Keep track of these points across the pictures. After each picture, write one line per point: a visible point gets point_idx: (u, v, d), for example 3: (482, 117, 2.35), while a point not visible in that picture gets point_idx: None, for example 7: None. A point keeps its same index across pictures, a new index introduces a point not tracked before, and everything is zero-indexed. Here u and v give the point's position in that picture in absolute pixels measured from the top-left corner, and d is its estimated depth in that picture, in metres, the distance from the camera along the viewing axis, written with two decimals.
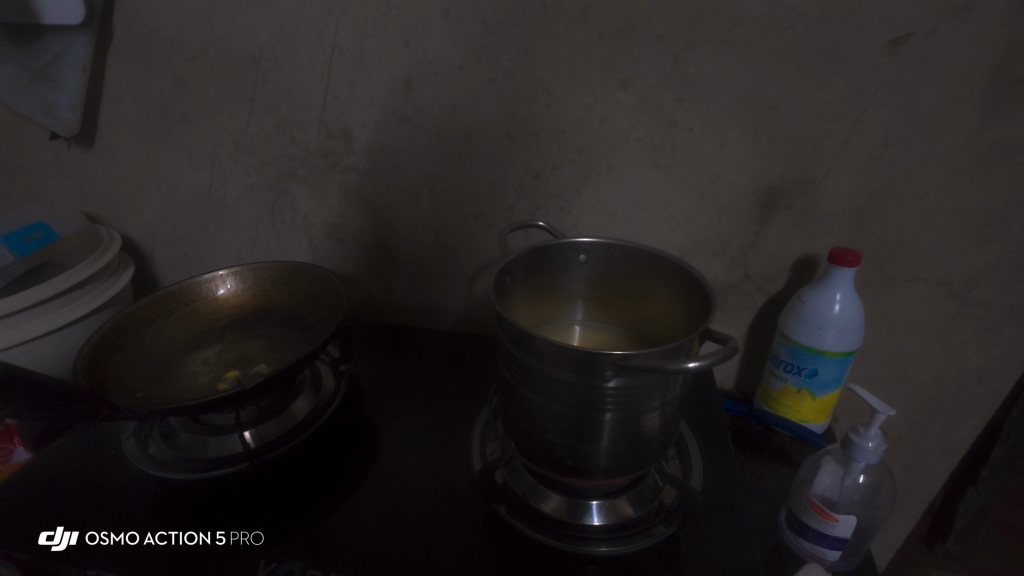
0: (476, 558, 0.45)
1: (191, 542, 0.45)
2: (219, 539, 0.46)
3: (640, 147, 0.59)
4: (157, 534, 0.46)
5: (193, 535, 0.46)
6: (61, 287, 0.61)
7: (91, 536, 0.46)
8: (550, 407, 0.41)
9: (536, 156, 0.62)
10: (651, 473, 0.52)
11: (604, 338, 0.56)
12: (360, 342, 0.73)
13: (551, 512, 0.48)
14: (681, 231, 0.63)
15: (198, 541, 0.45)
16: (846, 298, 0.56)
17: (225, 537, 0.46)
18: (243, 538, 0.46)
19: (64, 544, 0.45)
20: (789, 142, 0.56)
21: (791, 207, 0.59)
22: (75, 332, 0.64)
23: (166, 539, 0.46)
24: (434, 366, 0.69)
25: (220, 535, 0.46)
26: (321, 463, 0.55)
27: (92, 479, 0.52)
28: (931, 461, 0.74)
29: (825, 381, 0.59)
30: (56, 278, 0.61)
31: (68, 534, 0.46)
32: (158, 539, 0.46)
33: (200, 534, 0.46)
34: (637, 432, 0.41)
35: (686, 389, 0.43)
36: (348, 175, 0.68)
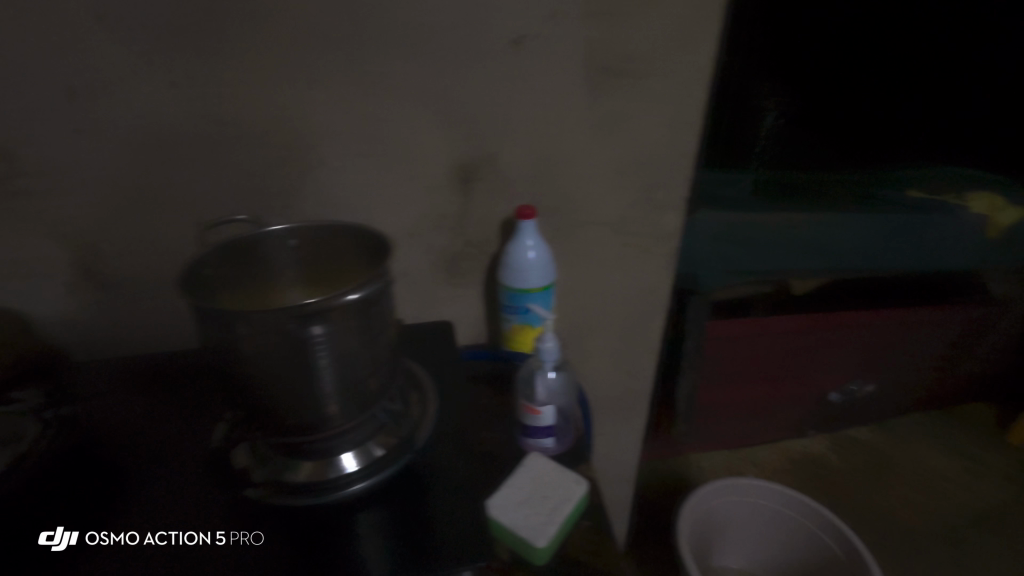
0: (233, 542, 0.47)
1: (191, 542, 0.47)
2: (220, 539, 0.47)
3: (344, 140, 0.65)
4: (156, 534, 0.47)
5: (193, 535, 0.47)
6: None
7: (91, 535, 0.47)
8: (266, 376, 0.44)
9: (244, 157, 0.63)
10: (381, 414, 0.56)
11: None
12: (58, 386, 0.63)
13: (306, 478, 0.51)
14: (405, 212, 0.71)
15: (198, 540, 0.47)
16: (536, 245, 0.71)
17: (225, 536, 0.47)
18: (243, 538, 0.47)
19: (65, 543, 0.47)
20: (468, 126, 0.68)
21: (485, 179, 0.72)
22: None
23: (166, 538, 0.47)
24: (160, 389, 0.64)
25: (219, 535, 0.47)
26: (32, 519, 0.49)
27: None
28: (642, 361, 0.96)
29: (537, 313, 0.73)
30: None
31: (68, 533, 0.47)
32: (158, 539, 0.47)
33: (199, 534, 0.47)
34: (357, 372, 0.47)
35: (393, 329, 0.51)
36: (24, 200, 0.60)
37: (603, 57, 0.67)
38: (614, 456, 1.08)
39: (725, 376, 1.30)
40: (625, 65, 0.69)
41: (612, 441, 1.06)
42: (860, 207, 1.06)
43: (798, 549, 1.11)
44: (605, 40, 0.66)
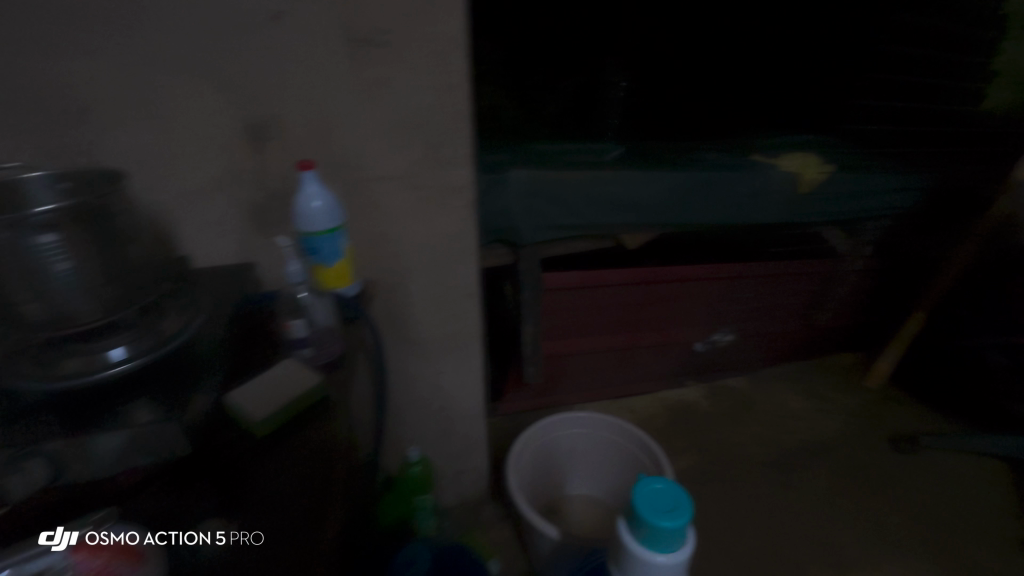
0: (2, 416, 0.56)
1: (191, 541, 0.54)
2: (220, 538, 0.54)
3: (130, 104, 0.76)
4: (157, 535, 0.53)
5: (193, 535, 0.54)
6: None
7: (90, 535, 0.48)
8: (6, 277, 0.57)
9: (41, 119, 0.74)
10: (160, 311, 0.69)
11: None
12: None
13: (66, 368, 0.61)
14: (202, 167, 0.82)
15: (198, 540, 0.54)
16: (320, 190, 0.81)
17: (225, 536, 0.55)
18: (243, 538, 0.56)
19: (64, 544, 0.47)
20: (245, 90, 0.79)
21: (271, 137, 0.83)
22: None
23: (166, 539, 0.53)
24: None
25: (219, 535, 0.55)
26: None
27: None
28: (463, 305, 1.08)
29: (329, 253, 0.82)
30: None
31: (66, 534, 0.48)
32: (160, 539, 0.53)
33: (200, 534, 0.54)
34: (91, 270, 0.61)
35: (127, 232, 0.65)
36: None
37: (358, 28, 0.77)
38: (458, 395, 1.21)
39: (578, 325, 1.45)
40: (383, 36, 0.78)
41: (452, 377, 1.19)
42: (614, 172, 1.15)
43: (624, 473, 1.27)
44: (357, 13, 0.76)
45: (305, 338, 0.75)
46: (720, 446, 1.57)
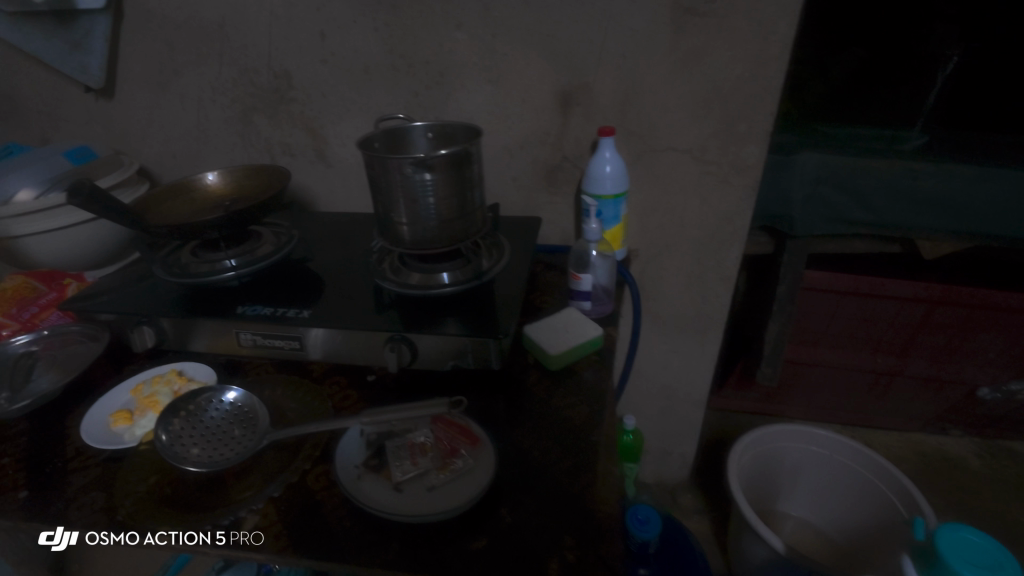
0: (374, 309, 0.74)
1: (191, 542, 0.51)
2: (219, 539, 0.51)
3: (477, 69, 0.90)
4: (157, 535, 0.51)
5: (193, 535, 0.51)
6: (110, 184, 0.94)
7: (92, 535, 0.52)
8: (394, 203, 0.72)
9: (413, 80, 0.92)
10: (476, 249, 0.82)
11: None
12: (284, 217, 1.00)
13: (414, 281, 0.77)
14: (515, 128, 0.94)
15: (198, 541, 0.51)
16: (612, 158, 0.88)
17: (224, 537, 0.51)
18: (243, 538, 0.50)
19: (64, 543, 0.52)
20: (568, 59, 0.86)
21: (579, 104, 0.90)
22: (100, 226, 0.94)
23: (166, 539, 0.51)
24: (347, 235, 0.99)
25: (220, 535, 0.51)
26: (270, 283, 0.84)
27: (134, 292, 0.81)
28: (717, 288, 1.05)
29: (608, 217, 0.92)
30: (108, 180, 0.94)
31: (67, 534, 0.53)
32: (159, 539, 0.51)
33: (200, 535, 0.51)
34: (447, 209, 0.73)
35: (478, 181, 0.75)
36: (293, 105, 0.98)
37: None
38: (686, 378, 1.19)
39: (830, 335, 1.29)
40: (710, 5, 0.79)
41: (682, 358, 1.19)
42: (930, 166, 0.97)
43: (864, 509, 1.13)
44: None
45: (590, 293, 0.79)
46: (994, 521, 1.26)
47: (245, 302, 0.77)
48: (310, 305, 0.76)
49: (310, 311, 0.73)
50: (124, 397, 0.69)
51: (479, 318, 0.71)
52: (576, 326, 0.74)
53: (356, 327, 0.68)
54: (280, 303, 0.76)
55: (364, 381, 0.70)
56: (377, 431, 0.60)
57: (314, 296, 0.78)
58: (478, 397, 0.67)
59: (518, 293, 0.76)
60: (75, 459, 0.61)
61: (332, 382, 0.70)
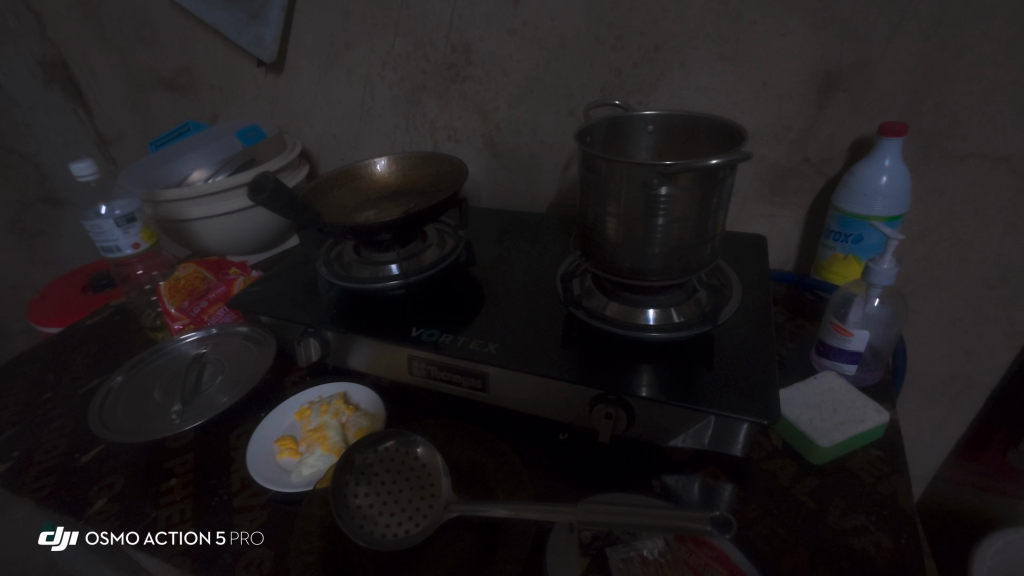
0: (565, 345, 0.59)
1: (191, 542, 0.49)
2: (220, 539, 0.49)
3: (708, 42, 0.69)
4: (157, 534, 0.50)
5: (193, 535, 0.50)
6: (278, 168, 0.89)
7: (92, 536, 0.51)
8: (612, 220, 0.55)
9: (618, 56, 0.74)
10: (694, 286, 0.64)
11: None
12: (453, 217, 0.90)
13: (612, 314, 0.61)
14: (744, 118, 0.73)
15: (197, 541, 0.49)
16: (894, 165, 0.64)
17: (225, 537, 0.50)
18: (244, 538, 0.49)
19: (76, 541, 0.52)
20: (846, 27, 0.63)
21: (848, 89, 0.66)
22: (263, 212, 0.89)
23: (166, 539, 0.50)
24: (515, 239, 0.85)
25: (220, 535, 0.50)
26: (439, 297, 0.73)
27: (298, 293, 0.73)
28: (993, 346, 0.78)
29: (869, 246, 0.67)
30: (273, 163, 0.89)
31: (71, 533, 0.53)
32: (158, 539, 0.50)
33: (200, 535, 0.50)
34: (681, 236, 0.53)
35: (727, 202, 0.54)
36: (467, 84, 0.85)
37: None
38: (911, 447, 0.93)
39: None
40: None
41: (909, 420, 0.92)
42: None
43: None
44: None
45: (861, 357, 0.58)
46: None
47: (416, 323, 0.65)
48: (485, 330, 0.63)
49: (495, 346, 0.59)
50: (288, 420, 0.61)
51: (717, 386, 0.53)
52: (847, 408, 0.54)
53: (557, 379, 0.54)
54: (454, 327, 0.64)
55: (557, 442, 0.56)
56: (597, 527, 0.44)
57: (493, 322, 0.65)
58: (711, 487, 0.50)
59: (761, 351, 0.57)
60: (242, 495, 0.53)
61: (518, 437, 0.56)
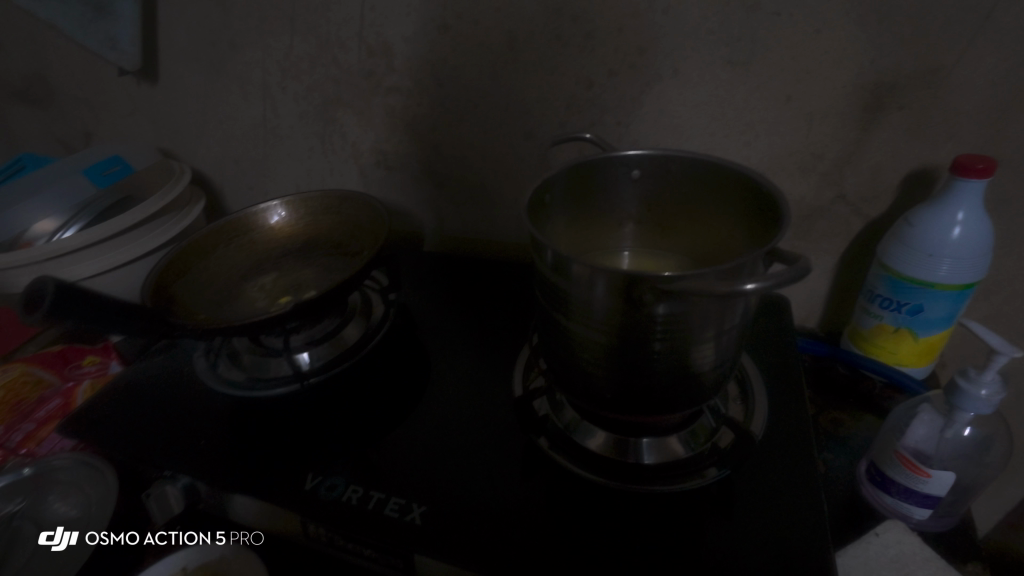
0: (520, 500, 0.42)
1: (191, 542, 0.46)
2: (219, 539, 0.46)
3: (713, 41, 0.50)
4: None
5: (193, 535, 0.47)
6: (152, 209, 0.66)
7: (91, 535, 0.46)
8: (592, 337, 0.37)
9: (589, 60, 0.54)
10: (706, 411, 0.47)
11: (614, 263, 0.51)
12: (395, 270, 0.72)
13: (595, 449, 0.45)
14: (761, 143, 0.54)
15: (197, 542, 0.46)
16: (970, 218, 0.46)
17: (225, 537, 0.46)
18: (243, 538, 0.46)
19: (64, 544, 0.45)
20: (909, 21, 0.45)
21: (905, 106, 0.48)
22: (137, 268, 0.68)
23: (166, 539, 0.47)
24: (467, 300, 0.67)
25: (220, 535, 0.46)
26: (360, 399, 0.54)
27: (165, 404, 0.54)
28: None
29: (931, 319, 0.50)
30: (148, 202, 0.66)
31: (68, 534, 0.46)
32: (158, 539, 0.47)
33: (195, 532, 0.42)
34: (687, 364, 0.37)
35: (750, 318, 0.38)
36: (392, 97, 0.64)
37: None
38: None
39: None
40: None
41: None
42: None
43: None
44: None
45: (938, 501, 0.42)
46: None
47: (319, 458, 0.47)
48: (417, 469, 0.45)
49: (425, 505, 0.42)
50: None
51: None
52: None
53: None
54: (371, 466, 0.46)
55: None
56: None
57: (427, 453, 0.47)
58: None
59: (801, 500, 0.40)
60: None
61: None
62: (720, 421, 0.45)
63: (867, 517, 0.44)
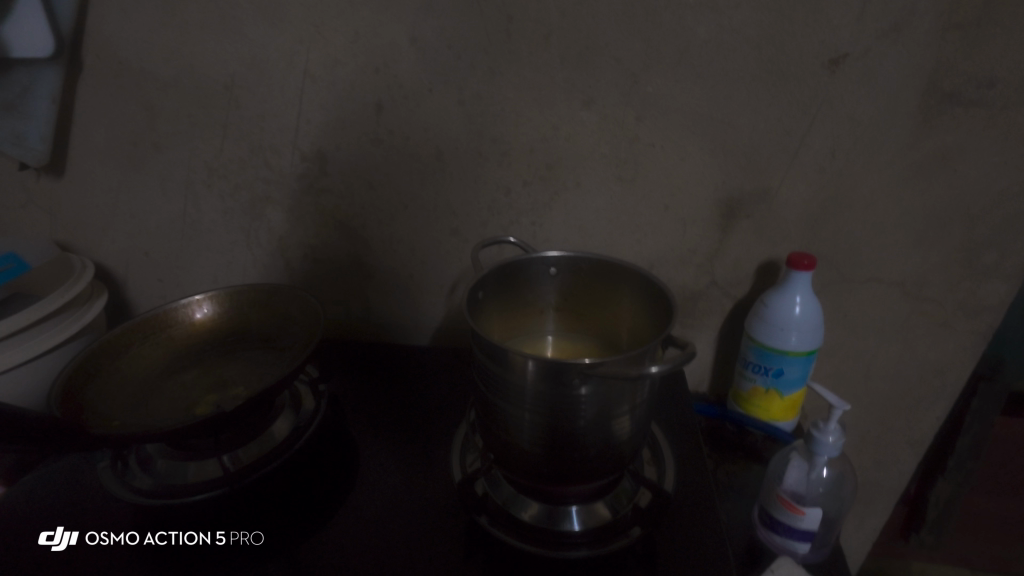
0: None
1: (191, 542, 0.48)
2: (219, 539, 0.48)
3: (605, 162, 0.62)
4: (157, 534, 0.48)
5: (193, 535, 0.48)
6: (54, 306, 0.63)
7: (91, 536, 0.48)
8: (527, 418, 0.42)
9: (506, 173, 0.64)
10: (626, 475, 0.53)
11: (540, 345, 0.58)
12: (323, 360, 0.72)
13: (530, 520, 0.48)
14: (648, 241, 0.66)
15: (198, 541, 0.48)
16: (806, 299, 0.59)
17: (225, 537, 0.48)
18: (243, 538, 0.48)
19: (64, 544, 0.47)
20: (746, 155, 0.59)
21: (751, 215, 0.62)
22: (28, 373, 0.61)
23: (166, 539, 0.48)
24: (399, 386, 0.69)
25: (220, 535, 0.48)
26: (291, 497, 0.53)
27: (66, 528, 0.49)
28: (898, 454, 0.77)
29: (790, 380, 0.62)
30: (49, 297, 0.63)
31: (68, 534, 0.48)
32: (158, 539, 0.48)
33: (199, 534, 0.49)
34: (608, 434, 0.43)
35: (655, 391, 0.45)
36: (323, 197, 0.69)
37: (952, 78, 0.53)
38: None
39: None
40: (982, 90, 0.53)
41: None
42: None
43: None
44: (960, 59, 0.52)
45: (813, 535, 0.50)
46: None
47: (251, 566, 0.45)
48: (359, 565, 0.45)
49: None
50: None
51: None
52: None
53: None
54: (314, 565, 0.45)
55: None
56: None
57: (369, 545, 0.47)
58: None
59: (710, 549, 0.47)
60: None
61: None
62: (639, 482, 0.51)
63: (762, 557, 0.52)
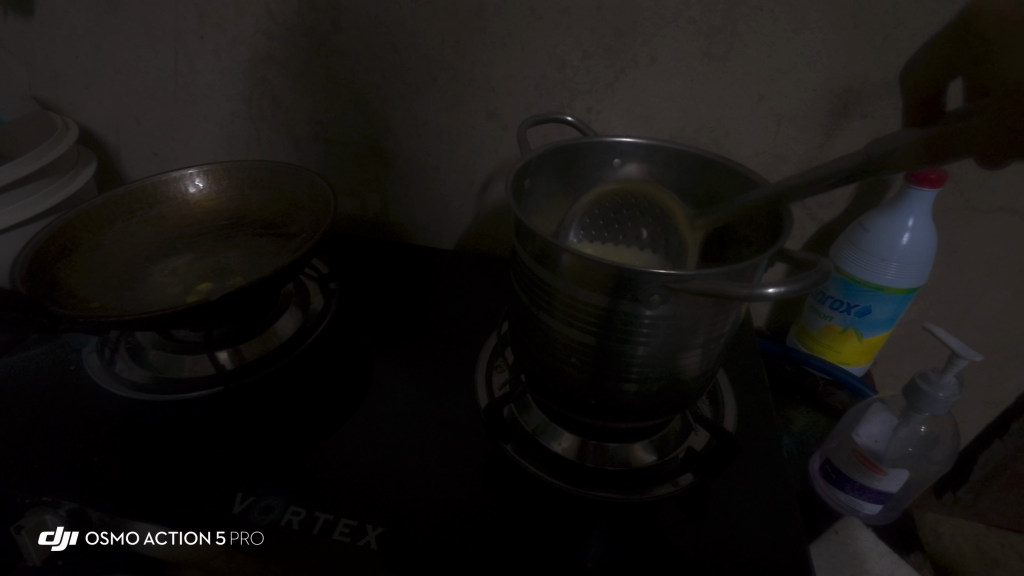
0: (482, 514, 0.38)
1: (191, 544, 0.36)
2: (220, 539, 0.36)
3: (692, 31, 0.48)
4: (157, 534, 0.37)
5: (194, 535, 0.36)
6: (36, 165, 0.54)
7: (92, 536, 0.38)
8: (575, 336, 0.34)
9: (563, 39, 0.51)
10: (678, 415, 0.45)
11: None
12: (336, 258, 0.65)
13: (562, 453, 0.42)
14: (729, 142, 0.53)
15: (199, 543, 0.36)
16: (919, 225, 0.48)
17: (225, 536, 0.36)
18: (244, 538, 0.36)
19: (64, 544, 0.38)
20: (881, 30, 0.45)
21: (867, 115, 0.49)
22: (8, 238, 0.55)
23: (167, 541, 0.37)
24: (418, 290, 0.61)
25: (220, 534, 0.36)
26: (294, 402, 0.47)
27: (46, 412, 0.44)
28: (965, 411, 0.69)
29: (876, 320, 0.52)
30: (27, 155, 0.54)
31: (68, 533, 0.38)
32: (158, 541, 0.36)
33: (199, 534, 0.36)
34: (674, 369, 0.35)
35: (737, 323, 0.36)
36: (336, 59, 0.57)
37: None
38: None
39: None
40: None
41: None
42: None
43: None
44: None
45: (887, 496, 0.44)
46: None
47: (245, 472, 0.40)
48: (365, 480, 0.40)
49: (380, 525, 0.37)
50: None
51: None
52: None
53: None
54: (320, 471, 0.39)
55: None
56: None
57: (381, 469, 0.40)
58: None
59: (767, 502, 0.40)
60: None
61: None
62: (694, 424, 0.44)
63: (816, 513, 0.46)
